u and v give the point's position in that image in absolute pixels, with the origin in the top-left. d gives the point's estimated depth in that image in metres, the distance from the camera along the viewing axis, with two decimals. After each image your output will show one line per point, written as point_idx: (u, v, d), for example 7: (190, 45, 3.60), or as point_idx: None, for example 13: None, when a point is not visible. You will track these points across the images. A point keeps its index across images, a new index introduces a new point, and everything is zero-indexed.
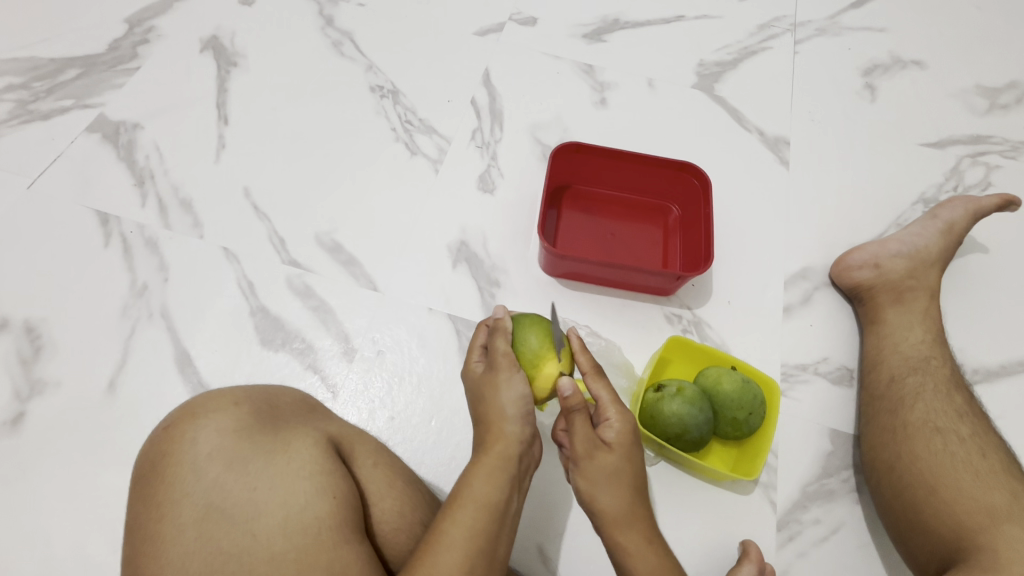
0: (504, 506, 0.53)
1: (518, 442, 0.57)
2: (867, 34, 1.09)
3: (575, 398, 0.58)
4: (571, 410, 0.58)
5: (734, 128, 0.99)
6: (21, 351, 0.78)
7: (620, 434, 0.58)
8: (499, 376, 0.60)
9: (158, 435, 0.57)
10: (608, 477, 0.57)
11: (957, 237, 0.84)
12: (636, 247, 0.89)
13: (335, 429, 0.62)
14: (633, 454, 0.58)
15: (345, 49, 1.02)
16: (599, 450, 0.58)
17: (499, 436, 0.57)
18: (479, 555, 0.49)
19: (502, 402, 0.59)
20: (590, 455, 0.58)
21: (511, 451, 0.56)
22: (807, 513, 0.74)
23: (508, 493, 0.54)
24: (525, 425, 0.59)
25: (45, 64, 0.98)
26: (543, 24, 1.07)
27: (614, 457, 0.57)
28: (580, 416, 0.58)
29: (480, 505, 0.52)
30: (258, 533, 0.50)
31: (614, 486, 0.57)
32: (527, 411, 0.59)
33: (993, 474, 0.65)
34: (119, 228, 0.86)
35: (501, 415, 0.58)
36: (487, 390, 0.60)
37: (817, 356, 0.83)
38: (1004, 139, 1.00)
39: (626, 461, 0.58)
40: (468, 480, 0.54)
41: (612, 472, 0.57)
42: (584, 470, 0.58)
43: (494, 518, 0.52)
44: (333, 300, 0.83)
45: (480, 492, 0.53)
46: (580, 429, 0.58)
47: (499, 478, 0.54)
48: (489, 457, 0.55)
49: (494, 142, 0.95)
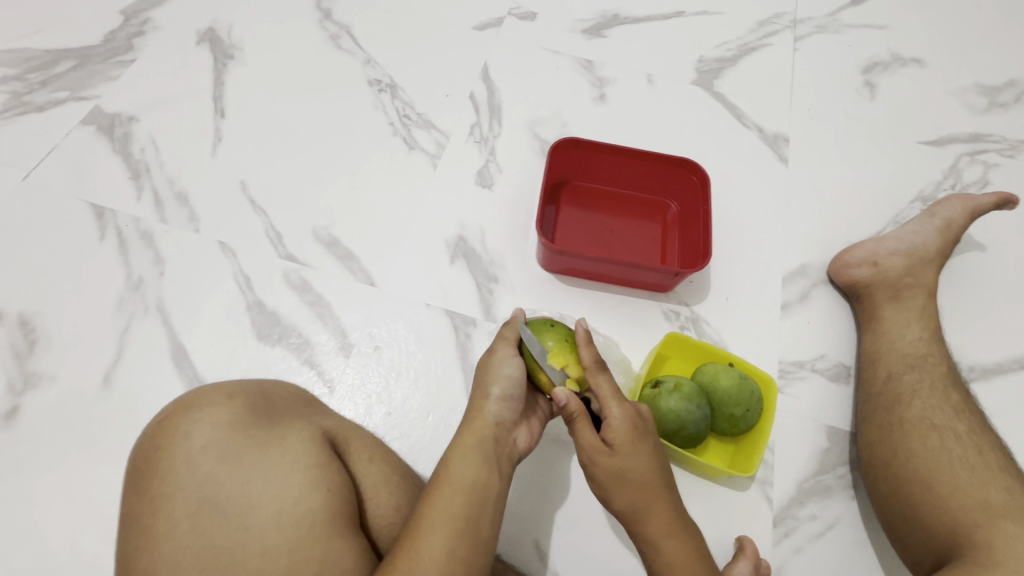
0: (484, 487, 0.53)
1: (494, 423, 0.58)
2: (866, 32, 1.09)
3: (573, 407, 0.58)
4: (571, 418, 0.58)
5: (733, 125, 0.99)
6: (15, 344, 0.78)
7: (622, 433, 0.57)
8: (495, 355, 0.62)
9: (153, 428, 0.57)
10: (616, 478, 0.57)
11: (955, 235, 0.84)
12: (634, 243, 0.88)
13: (331, 424, 0.62)
14: (639, 450, 0.57)
15: (343, 42, 1.02)
16: (603, 454, 0.57)
17: (478, 418, 0.58)
18: (460, 538, 0.49)
19: (486, 382, 0.60)
20: (595, 461, 0.58)
21: (489, 431, 0.57)
22: (803, 509, 0.74)
23: (487, 474, 0.54)
24: (507, 406, 0.59)
25: (39, 56, 0.97)
26: (543, 19, 1.06)
27: (619, 458, 0.57)
28: (581, 422, 0.58)
29: (458, 488, 0.52)
30: (252, 526, 0.50)
31: (625, 486, 0.57)
32: (512, 392, 0.60)
33: (989, 471, 0.65)
34: (115, 221, 0.86)
35: (483, 397, 0.59)
36: (480, 369, 0.62)
37: (814, 353, 0.83)
38: (1003, 138, 1.00)
39: (634, 460, 0.57)
40: (445, 464, 0.54)
41: (620, 473, 0.57)
42: (593, 475, 0.59)
43: (474, 500, 0.52)
44: (330, 295, 0.83)
45: (459, 475, 0.53)
46: (584, 435, 0.58)
47: (478, 460, 0.54)
48: (468, 437, 0.56)
49: (492, 137, 0.95)
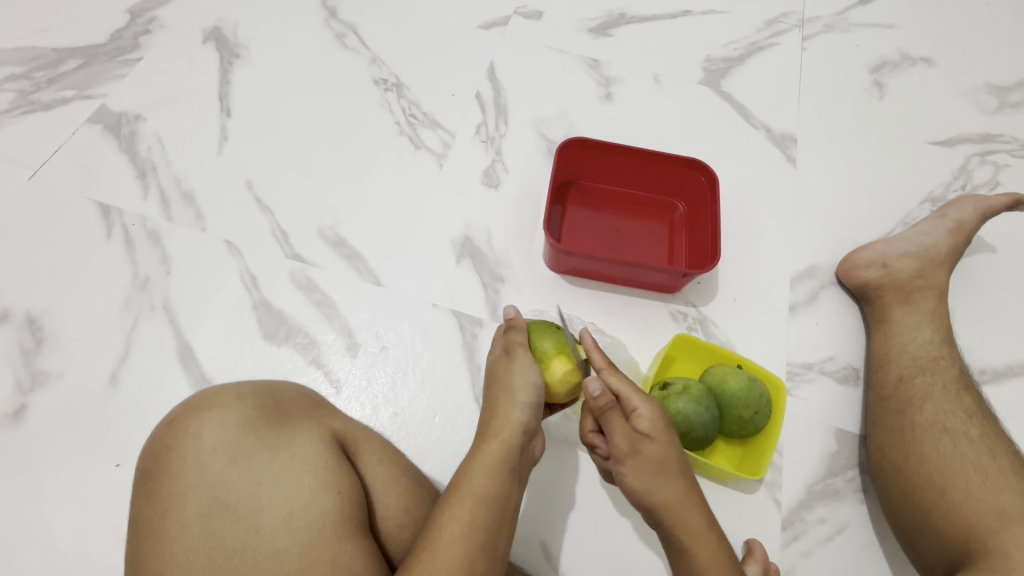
0: (506, 498, 0.53)
1: (521, 432, 0.57)
2: (875, 31, 1.08)
3: (604, 398, 0.57)
4: (604, 409, 0.58)
5: (741, 125, 0.98)
6: (22, 343, 0.78)
7: (654, 420, 0.57)
8: (516, 360, 0.63)
9: (163, 428, 0.57)
10: (657, 468, 0.56)
11: (966, 237, 0.83)
12: (642, 244, 0.88)
13: (340, 425, 0.61)
14: (671, 437, 0.58)
15: (348, 41, 1.01)
16: (641, 442, 0.57)
17: (504, 425, 0.57)
18: (478, 550, 0.49)
19: (515, 387, 0.60)
20: (634, 452, 0.57)
21: (515, 440, 0.56)
22: (812, 513, 0.74)
23: (508, 484, 0.54)
24: (531, 412, 0.59)
25: (45, 54, 0.97)
26: (549, 17, 1.06)
27: (656, 444, 0.56)
28: (615, 413, 0.58)
29: (480, 497, 0.52)
30: (264, 529, 0.49)
31: (667, 475, 0.55)
32: (535, 399, 0.60)
33: (1002, 476, 0.64)
34: (121, 220, 0.86)
35: (510, 402, 0.59)
36: (502, 373, 0.62)
37: (823, 356, 0.82)
38: (1013, 138, 0.99)
39: (671, 447, 0.57)
40: (467, 471, 0.54)
41: (662, 460, 0.56)
42: (632, 469, 0.56)
43: (495, 510, 0.51)
44: (336, 295, 0.83)
45: (481, 484, 0.52)
46: (618, 426, 0.57)
47: (499, 468, 0.54)
48: (493, 446, 0.55)
49: (499, 137, 0.95)
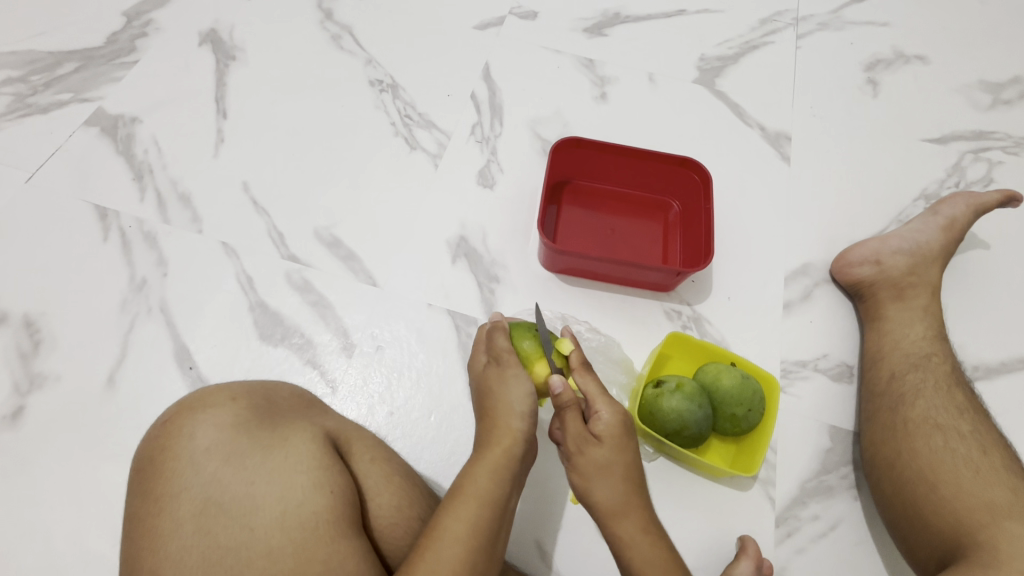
0: (505, 502, 0.54)
1: (524, 442, 0.59)
2: (869, 29, 1.09)
3: (566, 395, 0.59)
4: (562, 407, 0.60)
5: (735, 124, 0.99)
6: (21, 345, 0.78)
7: (610, 425, 0.58)
8: (507, 372, 0.63)
9: (157, 429, 0.57)
10: (601, 470, 0.57)
11: (958, 234, 0.83)
12: (636, 243, 0.88)
13: (334, 426, 0.62)
14: (625, 444, 0.58)
15: (344, 42, 1.02)
16: (590, 444, 0.58)
17: (506, 433, 0.59)
18: (478, 550, 0.49)
19: (512, 401, 0.61)
20: (581, 451, 0.59)
21: (516, 448, 0.58)
22: (806, 509, 0.74)
23: (507, 488, 0.55)
24: (531, 422, 0.60)
25: (43, 58, 0.98)
26: (544, 18, 1.06)
27: (604, 448, 0.58)
28: (571, 412, 0.59)
29: (482, 500, 0.52)
30: (257, 527, 0.50)
31: (608, 479, 0.57)
32: (531, 410, 0.61)
33: (992, 470, 0.64)
34: (118, 223, 0.86)
35: (508, 413, 0.60)
36: (495, 385, 0.63)
37: (817, 353, 0.83)
38: (1007, 135, 0.99)
39: (619, 453, 0.58)
40: (470, 476, 0.55)
41: (606, 464, 0.57)
42: (576, 465, 0.59)
43: (495, 512, 0.52)
44: (332, 296, 0.83)
45: (482, 487, 0.53)
46: (571, 425, 0.59)
47: (500, 473, 0.55)
48: (495, 454, 0.57)
49: (493, 137, 0.95)
